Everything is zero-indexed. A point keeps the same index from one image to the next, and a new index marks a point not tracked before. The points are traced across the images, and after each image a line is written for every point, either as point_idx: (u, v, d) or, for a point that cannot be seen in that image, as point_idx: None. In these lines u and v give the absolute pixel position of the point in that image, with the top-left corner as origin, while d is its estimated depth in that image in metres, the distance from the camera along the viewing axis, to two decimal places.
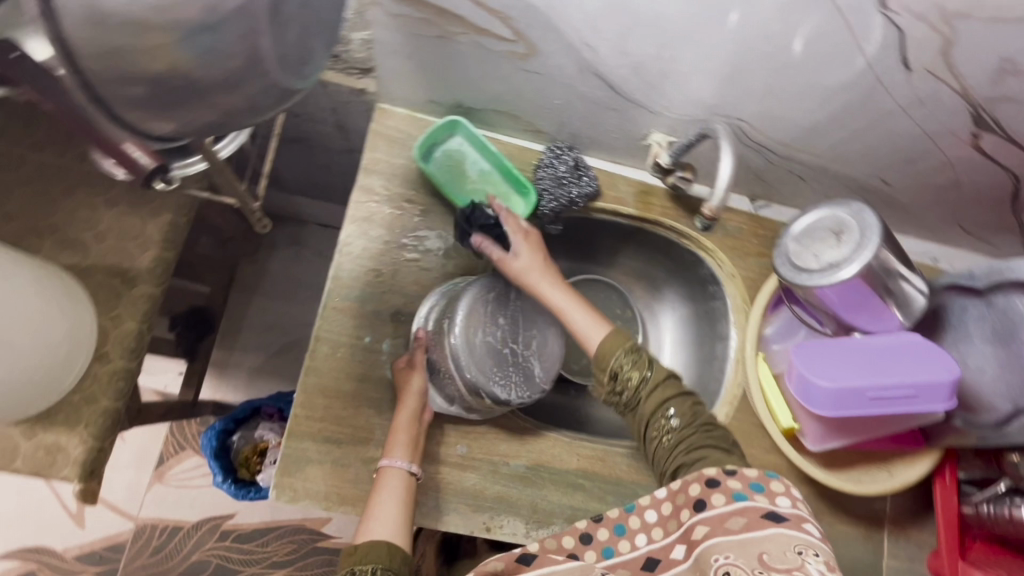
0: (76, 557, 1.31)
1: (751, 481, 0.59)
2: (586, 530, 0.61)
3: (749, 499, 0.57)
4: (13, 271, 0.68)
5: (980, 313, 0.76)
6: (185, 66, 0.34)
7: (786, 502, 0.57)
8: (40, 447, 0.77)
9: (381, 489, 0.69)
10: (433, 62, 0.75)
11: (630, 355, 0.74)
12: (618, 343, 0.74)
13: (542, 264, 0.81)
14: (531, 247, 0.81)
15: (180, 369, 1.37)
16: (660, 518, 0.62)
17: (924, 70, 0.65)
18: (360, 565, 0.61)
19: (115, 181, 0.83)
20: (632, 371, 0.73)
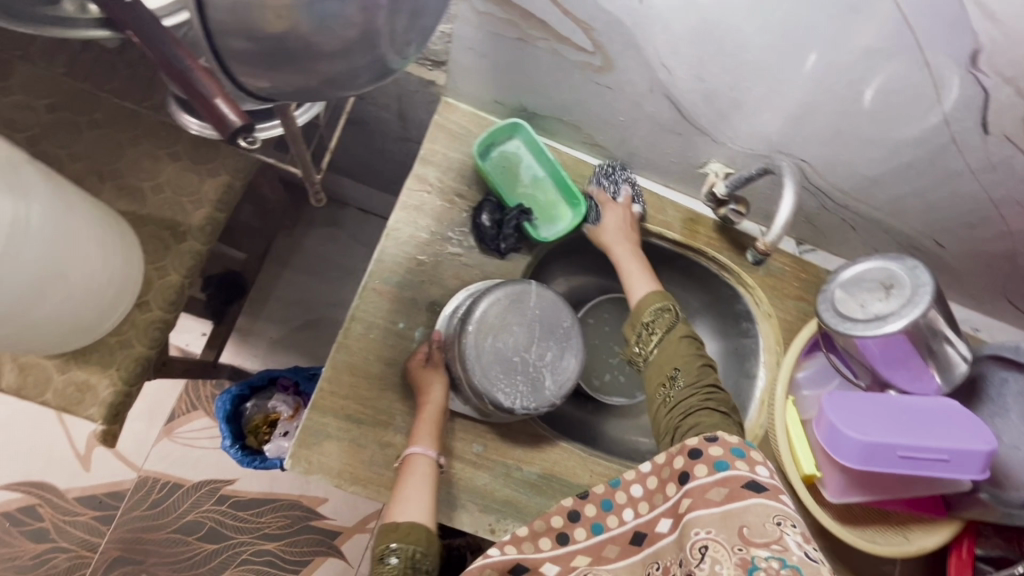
0: (77, 498, 1.33)
1: (733, 448, 0.57)
2: (573, 507, 0.61)
3: (731, 467, 0.56)
4: (79, 210, 0.70)
5: (1023, 387, 0.77)
6: (302, 30, 0.36)
7: (766, 470, 0.56)
8: (72, 382, 0.78)
9: (415, 474, 0.71)
10: (508, 64, 0.76)
11: (660, 312, 0.76)
12: (652, 300, 0.77)
13: (623, 233, 0.86)
14: (617, 214, 0.86)
15: (204, 329, 1.39)
16: (646, 493, 0.61)
17: (1002, 135, 0.65)
18: (402, 543, 0.65)
19: (181, 137, 0.86)
20: (658, 328, 0.75)
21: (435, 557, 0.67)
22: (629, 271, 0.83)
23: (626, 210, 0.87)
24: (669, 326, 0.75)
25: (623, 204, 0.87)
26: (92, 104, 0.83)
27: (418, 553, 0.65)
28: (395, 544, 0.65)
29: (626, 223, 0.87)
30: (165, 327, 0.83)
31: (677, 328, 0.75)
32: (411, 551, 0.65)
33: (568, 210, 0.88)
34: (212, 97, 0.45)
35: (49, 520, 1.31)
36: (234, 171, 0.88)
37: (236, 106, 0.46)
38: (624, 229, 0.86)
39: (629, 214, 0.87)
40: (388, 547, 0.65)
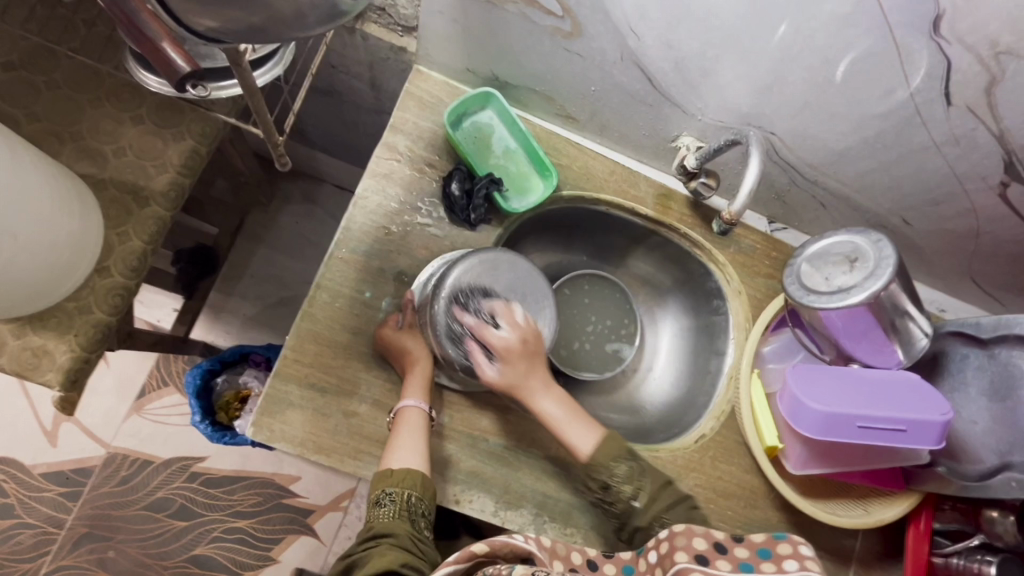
0: (43, 474, 1.30)
1: (758, 548, 0.59)
2: (593, 558, 0.64)
3: (757, 568, 0.56)
4: (31, 179, 0.68)
5: (980, 363, 0.78)
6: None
7: (794, 566, 0.55)
8: (28, 347, 0.77)
9: (410, 427, 0.71)
10: (477, 29, 0.75)
11: (622, 464, 0.75)
12: (611, 451, 0.75)
13: (530, 373, 0.77)
14: (513, 358, 0.76)
15: (175, 305, 1.37)
16: (662, 558, 0.60)
17: (965, 106, 0.65)
18: (397, 490, 0.68)
19: (144, 99, 0.83)
20: (624, 484, 0.74)
21: (430, 502, 0.70)
22: (562, 425, 0.76)
23: (515, 347, 0.76)
24: (639, 475, 0.75)
25: (507, 346, 0.75)
26: (51, 63, 0.81)
27: (415, 496, 0.68)
28: (389, 489, 0.67)
29: (523, 351, 0.77)
30: (126, 294, 0.82)
31: (650, 478, 0.76)
32: (407, 496, 0.68)
33: (540, 181, 0.88)
34: (161, 41, 0.45)
35: (14, 496, 1.29)
36: (199, 136, 0.85)
37: (186, 54, 0.47)
38: (528, 365, 0.77)
39: (520, 348, 0.76)
40: (384, 492, 0.68)
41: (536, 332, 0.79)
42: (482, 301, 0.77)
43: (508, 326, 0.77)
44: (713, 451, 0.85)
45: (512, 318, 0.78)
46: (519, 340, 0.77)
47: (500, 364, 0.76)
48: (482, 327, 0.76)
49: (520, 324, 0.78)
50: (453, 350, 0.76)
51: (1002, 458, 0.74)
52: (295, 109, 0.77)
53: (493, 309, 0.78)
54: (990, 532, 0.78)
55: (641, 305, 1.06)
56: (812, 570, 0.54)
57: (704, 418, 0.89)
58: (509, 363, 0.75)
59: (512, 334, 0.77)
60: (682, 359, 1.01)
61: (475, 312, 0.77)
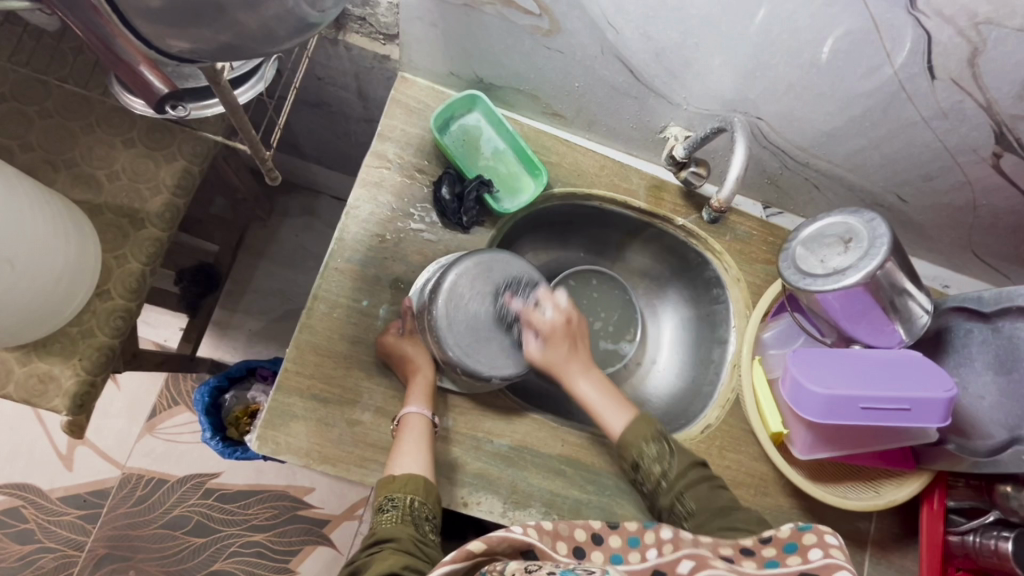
0: (61, 498, 1.32)
1: (785, 544, 0.53)
2: (599, 530, 0.55)
3: (782, 565, 0.51)
4: (27, 214, 0.69)
5: (984, 338, 0.77)
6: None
7: (819, 555, 0.50)
8: (34, 374, 0.78)
9: (413, 433, 0.72)
10: (457, 32, 0.75)
11: (653, 444, 0.73)
12: (641, 432, 0.74)
13: (571, 356, 0.81)
14: (557, 338, 0.80)
15: (181, 324, 1.38)
16: (676, 537, 0.52)
17: (949, 79, 0.64)
18: (399, 494, 0.68)
19: (135, 123, 0.84)
20: (654, 463, 0.72)
21: (434, 505, 0.70)
22: (597, 405, 0.78)
23: (558, 327, 0.81)
24: (669, 456, 0.73)
25: (551, 326, 0.80)
26: (41, 92, 0.82)
27: (416, 501, 0.68)
28: (393, 494, 0.68)
29: (566, 333, 0.81)
30: (128, 315, 0.82)
31: (682, 457, 0.73)
32: (409, 501, 0.68)
33: (531, 180, 0.88)
34: (138, 65, 0.46)
35: (33, 521, 1.30)
36: (190, 156, 0.86)
37: (160, 74, 0.48)
38: (570, 347, 0.81)
39: (564, 329, 0.81)
40: (386, 498, 0.68)
41: (579, 316, 0.84)
42: (531, 291, 0.82)
43: (553, 309, 0.82)
44: (720, 440, 0.84)
45: (555, 302, 0.82)
46: (562, 321, 0.81)
47: (542, 342, 0.80)
48: (528, 310, 0.81)
49: (564, 307, 0.82)
50: (503, 333, 0.80)
51: (1011, 432, 0.73)
52: (280, 122, 0.78)
53: (538, 295, 0.83)
54: (1005, 508, 0.76)
55: (641, 297, 1.06)
56: (839, 558, 0.49)
57: (709, 408, 0.89)
58: (553, 343, 0.80)
59: (556, 316, 0.81)
60: (684, 349, 1.01)
61: (523, 297, 0.82)
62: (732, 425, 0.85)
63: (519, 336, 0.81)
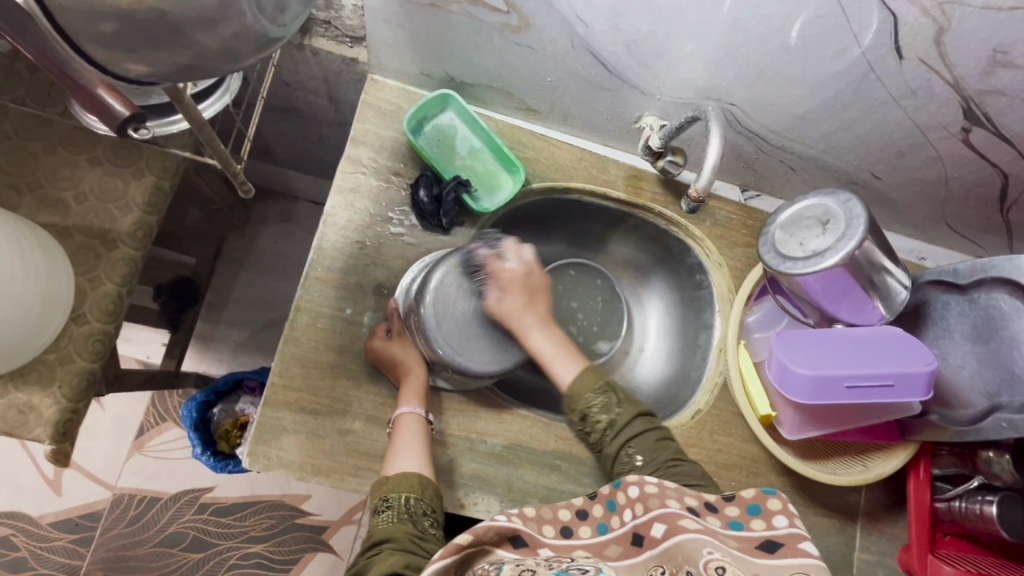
0: (51, 524, 1.30)
1: (749, 505, 0.54)
2: (581, 506, 0.56)
3: (747, 528, 0.52)
4: None
5: (961, 309, 0.78)
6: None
7: (785, 522, 0.51)
8: (12, 406, 0.76)
9: (410, 433, 0.72)
10: (424, 32, 0.74)
11: (600, 395, 0.74)
12: (589, 382, 0.75)
13: (529, 307, 0.80)
14: (515, 289, 0.80)
15: (163, 340, 1.36)
16: (646, 492, 0.53)
17: (917, 59, 0.65)
18: (393, 494, 0.67)
19: (99, 140, 0.82)
20: (601, 413, 0.74)
21: (431, 500, 0.69)
22: (551, 358, 0.78)
23: (517, 279, 0.80)
24: (616, 405, 0.75)
25: (510, 277, 0.79)
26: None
27: (412, 498, 0.67)
28: (388, 495, 0.67)
29: (524, 285, 0.81)
30: (106, 338, 0.81)
31: (627, 408, 0.75)
32: (405, 500, 0.67)
33: (509, 177, 0.87)
34: (95, 88, 0.45)
35: (25, 549, 1.28)
36: (160, 172, 0.84)
37: (122, 97, 0.47)
38: (527, 299, 0.81)
39: (522, 281, 0.80)
40: (382, 499, 0.67)
41: (542, 272, 0.83)
42: (498, 240, 0.81)
43: (516, 260, 0.81)
44: (710, 424, 0.85)
45: (520, 254, 0.82)
46: (522, 274, 0.80)
47: (501, 292, 0.79)
48: (492, 259, 0.79)
49: (528, 260, 0.82)
50: (471, 284, 0.78)
51: (991, 400, 0.75)
52: (250, 135, 0.76)
53: (505, 245, 0.81)
54: (989, 473, 0.79)
55: (625, 287, 1.06)
56: (802, 527, 0.50)
57: (698, 393, 0.90)
58: (509, 293, 0.79)
59: (517, 268, 0.80)
60: (671, 336, 1.02)
61: (489, 245, 0.80)
62: (721, 408, 0.86)
63: (482, 288, 0.79)
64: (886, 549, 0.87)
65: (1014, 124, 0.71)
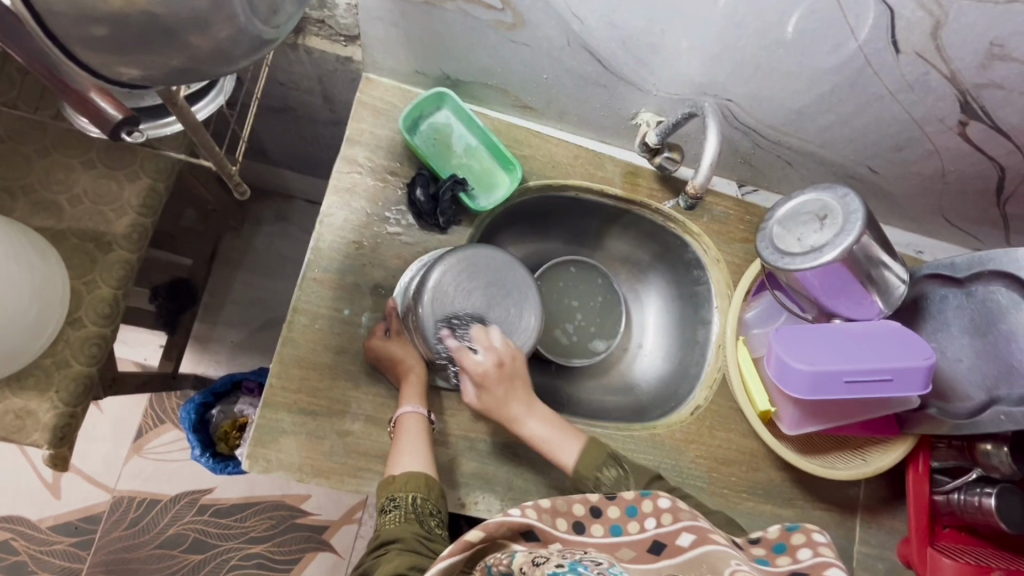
0: (51, 527, 1.29)
1: (773, 544, 0.53)
2: (597, 504, 0.55)
3: (771, 564, 0.51)
4: None
5: (959, 302, 0.78)
6: (143, 1, 0.35)
7: (809, 554, 0.50)
8: (9, 411, 0.76)
9: (409, 433, 0.72)
10: (418, 30, 0.73)
11: (609, 469, 0.73)
12: (593, 461, 0.73)
13: (511, 398, 0.75)
14: (490, 383, 0.75)
15: (160, 342, 1.36)
16: (675, 505, 0.52)
17: (913, 52, 0.65)
18: (399, 493, 0.67)
19: (93, 142, 0.82)
20: (614, 487, 0.72)
21: (438, 500, 0.69)
22: (547, 442, 0.74)
23: (491, 370, 0.75)
24: (625, 479, 0.74)
25: (484, 370, 0.74)
26: None
27: (419, 498, 0.67)
28: (394, 495, 0.67)
29: (501, 375, 0.75)
30: (103, 342, 0.80)
31: (641, 476, 0.75)
32: (411, 500, 0.67)
33: (505, 175, 0.87)
34: (87, 91, 0.47)
35: (25, 553, 1.28)
36: (154, 173, 0.84)
37: (114, 101, 0.49)
38: (508, 388, 0.76)
39: (497, 372, 0.75)
40: (388, 498, 0.67)
41: (514, 355, 0.78)
42: (470, 326, 0.78)
43: (485, 350, 0.76)
44: (710, 420, 0.86)
45: (488, 341, 0.77)
46: (496, 364, 0.75)
47: (477, 388, 0.75)
48: (462, 350, 0.75)
49: (496, 347, 0.77)
50: (445, 377, 0.76)
51: (989, 393, 0.75)
52: (245, 135, 0.76)
53: (472, 335, 0.77)
54: (987, 466, 0.79)
55: (623, 283, 1.06)
56: (829, 556, 0.49)
57: (697, 389, 0.90)
58: (487, 389, 0.75)
59: (489, 360, 0.75)
60: (670, 332, 1.02)
61: (459, 337, 0.77)
62: (720, 404, 0.87)
63: (461, 381, 0.76)
64: (885, 542, 0.87)
65: (1011, 117, 0.71)
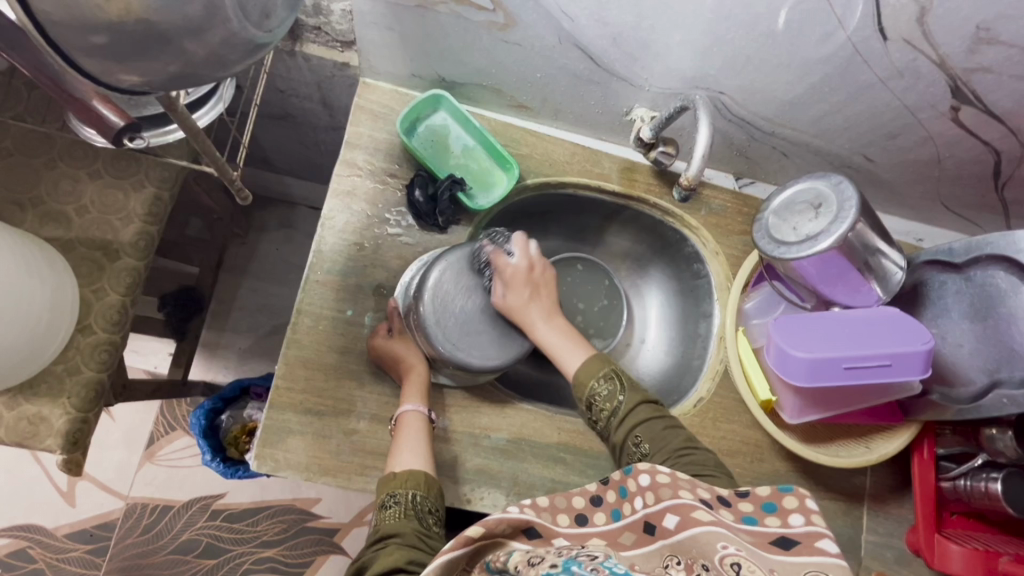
0: (67, 535, 1.31)
1: (762, 502, 0.53)
2: (596, 493, 0.55)
3: (759, 524, 0.50)
4: None
5: (958, 288, 0.78)
6: (140, 8, 0.37)
7: (801, 521, 0.49)
8: (23, 417, 0.77)
9: (412, 432, 0.73)
10: (413, 33, 0.75)
11: (605, 383, 0.76)
12: (594, 369, 0.77)
13: (531, 301, 0.81)
14: (518, 284, 0.81)
15: (170, 349, 1.38)
16: (656, 483, 0.53)
17: (901, 39, 0.65)
18: (399, 490, 0.68)
19: (98, 153, 0.83)
20: (606, 402, 0.75)
21: (436, 498, 0.70)
22: (558, 347, 0.81)
23: (522, 273, 0.82)
24: (620, 391, 0.76)
25: (514, 270, 0.81)
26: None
27: (418, 495, 0.68)
28: (394, 492, 0.68)
29: (528, 279, 0.82)
30: (112, 348, 0.82)
31: (632, 394, 0.75)
32: (411, 497, 0.68)
33: (503, 174, 0.88)
34: (90, 100, 0.49)
35: (42, 561, 1.30)
36: (159, 182, 0.86)
37: (117, 109, 0.50)
38: (532, 294, 0.82)
39: (525, 275, 0.82)
40: (388, 495, 0.68)
41: (545, 266, 0.85)
42: (506, 240, 0.85)
43: (520, 254, 0.83)
44: (713, 412, 0.86)
45: (526, 250, 0.84)
46: (526, 268, 0.83)
47: (506, 288, 0.81)
48: (498, 254, 0.81)
49: (532, 256, 0.84)
50: (476, 279, 0.80)
51: (990, 377, 0.75)
52: (246, 142, 0.77)
53: (510, 241, 0.84)
54: (992, 450, 0.78)
55: (623, 279, 1.07)
56: (820, 525, 0.48)
57: (699, 381, 0.90)
58: (512, 287, 0.81)
59: (522, 262, 0.82)
60: (671, 326, 1.02)
61: (494, 244, 0.83)
62: (723, 396, 0.87)
63: (491, 282, 0.81)
64: (892, 530, 0.87)
65: (1003, 101, 0.72)
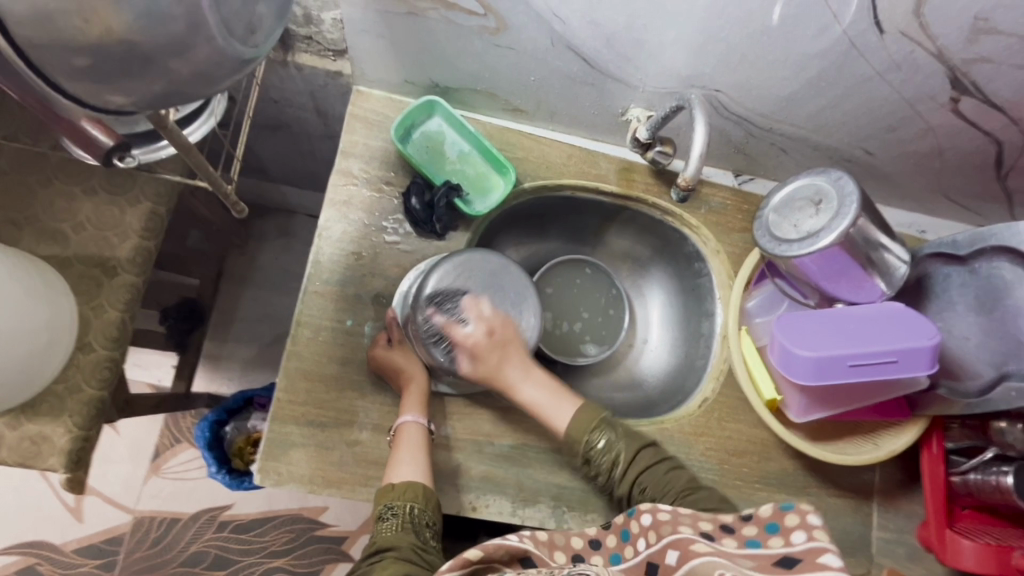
0: (75, 550, 1.31)
1: (767, 524, 0.52)
2: (594, 536, 0.58)
3: (763, 545, 0.50)
4: None
5: (963, 280, 0.77)
6: (121, 29, 0.36)
7: (802, 538, 0.48)
8: (25, 437, 0.77)
9: (411, 443, 0.72)
10: (405, 40, 0.74)
11: (599, 435, 0.74)
12: (584, 425, 0.74)
13: (503, 362, 0.77)
14: (481, 352, 0.76)
15: (173, 362, 1.38)
16: (657, 521, 0.53)
17: (898, 32, 0.65)
18: (396, 502, 0.67)
19: (92, 170, 0.83)
20: (604, 455, 0.73)
21: (434, 511, 0.69)
22: (544, 407, 0.75)
23: (482, 340, 0.77)
24: (618, 443, 0.74)
25: (474, 341, 0.76)
26: None
27: (416, 508, 0.67)
28: (392, 503, 0.67)
29: (491, 344, 0.77)
30: (113, 364, 0.82)
31: (633, 441, 0.75)
32: (408, 509, 0.67)
33: (499, 179, 0.87)
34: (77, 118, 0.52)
35: None
36: (155, 197, 0.85)
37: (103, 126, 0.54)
38: (501, 355, 0.77)
39: (487, 341, 0.77)
40: (386, 506, 0.67)
41: (504, 323, 0.80)
42: (455, 302, 0.78)
43: (474, 321, 0.78)
44: (718, 412, 0.85)
45: (478, 312, 0.78)
46: (486, 334, 0.77)
47: (471, 360, 0.77)
48: (449, 324, 0.78)
49: (487, 317, 0.79)
50: (436, 351, 0.77)
51: (999, 369, 0.74)
52: (239, 154, 0.77)
53: (462, 308, 0.78)
54: (1002, 443, 0.78)
55: (624, 279, 1.06)
56: (821, 539, 0.47)
57: (704, 381, 0.89)
58: (477, 356, 0.76)
59: (477, 331, 0.77)
60: (674, 326, 1.01)
61: (444, 312, 0.78)
62: (728, 396, 0.86)
63: (452, 353, 0.78)
64: (903, 526, 0.86)
65: (1003, 91, 0.71)
